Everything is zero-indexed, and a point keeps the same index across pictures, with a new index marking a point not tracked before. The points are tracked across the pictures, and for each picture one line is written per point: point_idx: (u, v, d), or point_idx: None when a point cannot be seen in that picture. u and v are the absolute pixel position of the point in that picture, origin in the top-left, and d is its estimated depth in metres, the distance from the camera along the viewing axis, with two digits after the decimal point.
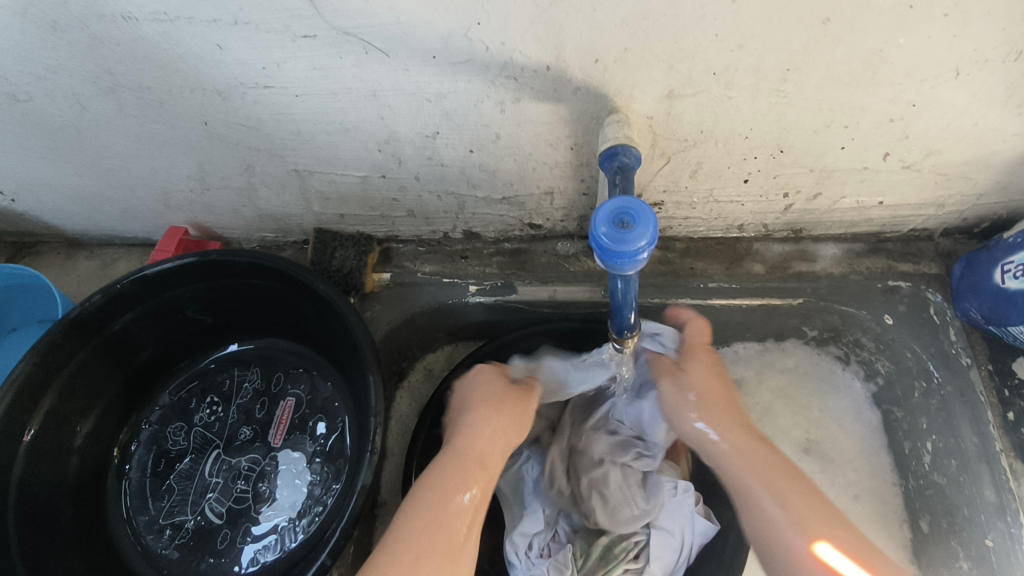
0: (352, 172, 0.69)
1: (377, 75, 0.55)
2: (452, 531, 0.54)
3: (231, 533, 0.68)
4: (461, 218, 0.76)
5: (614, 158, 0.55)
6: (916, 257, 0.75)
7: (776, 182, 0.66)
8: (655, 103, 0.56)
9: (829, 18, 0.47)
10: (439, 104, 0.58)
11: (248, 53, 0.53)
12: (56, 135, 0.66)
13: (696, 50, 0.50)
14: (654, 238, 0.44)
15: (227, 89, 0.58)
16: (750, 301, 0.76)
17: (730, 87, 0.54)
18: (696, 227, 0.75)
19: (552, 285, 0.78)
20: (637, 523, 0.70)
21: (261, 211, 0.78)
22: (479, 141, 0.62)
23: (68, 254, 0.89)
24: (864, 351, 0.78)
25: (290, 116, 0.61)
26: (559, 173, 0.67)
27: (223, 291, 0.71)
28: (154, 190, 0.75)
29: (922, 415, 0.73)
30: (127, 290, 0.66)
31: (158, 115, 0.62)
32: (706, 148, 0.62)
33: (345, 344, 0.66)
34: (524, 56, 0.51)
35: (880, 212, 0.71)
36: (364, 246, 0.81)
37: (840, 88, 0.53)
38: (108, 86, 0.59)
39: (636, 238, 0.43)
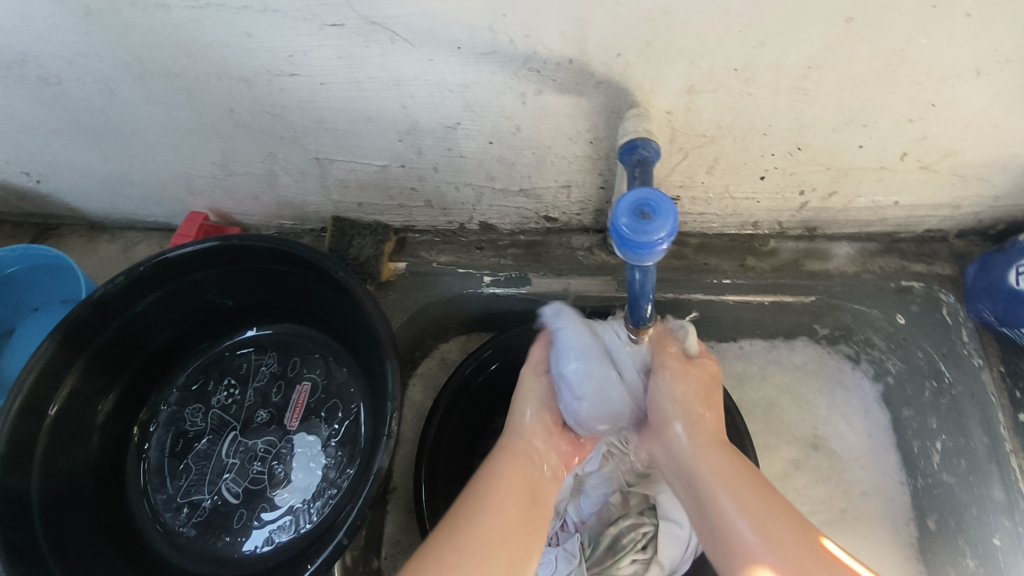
0: (372, 161, 0.70)
1: (402, 65, 0.55)
2: (507, 507, 0.57)
3: (247, 513, 0.69)
4: (478, 209, 0.77)
5: (634, 151, 0.55)
6: (930, 258, 0.75)
7: (792, 180, 0.67)
8: (675, 98, 0.56)
9: (851, 17, 0.47)
10: (461, 95, 0.59)
11: (277, 41, 0.54)
12: (84, 119, 0.67)
13: (718, 47, 0.50)
14: (674, 231, 0.44)
15: (254, 77, 0.59)
16: (762, 298, 0.76)
17: (751, 84, 0.54)
18: (711, 223, 0.76)
19: (566, 278, 0.79)
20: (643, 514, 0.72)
21: (281, 198, 0.79)
22: (499, 133, 0.63)
23: (90, 236, 0.90)
24: (874, 350, 0.79)
25: (314, 105, 0.62)
26: (577, 166, 0.68)
27: (242, 275, 0.72)
28: (178, 175, 0.76)
29: (932, 414, 0.73)
30: (150, 273, 0.68)
31: (185, 101, 0.63)
32: (724, 144, 0.62)
33: (362, 330, 0.68)
34: (548, 49, 0.52)
35: (894, 212, 0.71)
36: (381, 235, 0.82)
37: (860, 86, 0.54)
38: (138, 72, 0.60)
39: (656, 230, 0.44)
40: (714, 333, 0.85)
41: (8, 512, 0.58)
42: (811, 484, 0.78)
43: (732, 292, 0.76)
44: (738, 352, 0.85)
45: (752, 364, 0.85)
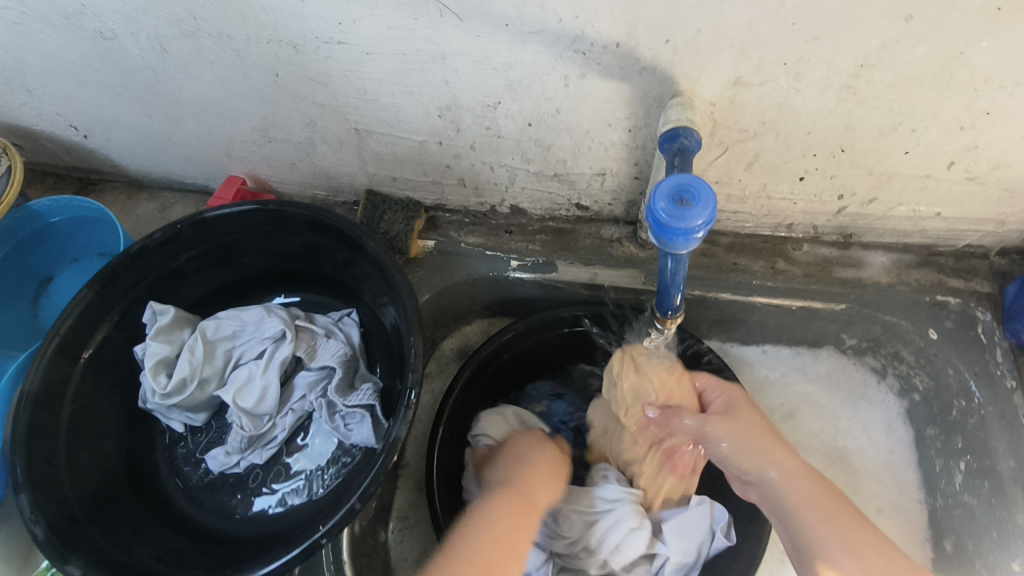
0: (410, 136, 0.70)
1: (448, 38, 0.56)
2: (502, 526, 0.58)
3: (263, 474, 0.70)
4: (511, 192, 0.77)
5: (674, 140, 0.54)
6: (968, 274, 0.73)
7: (832, 183, 0.66)
8: (720, 89, 0.56)
9: (911, 15, 0.46)
10: (505, 73, 0.59)
11: (327, 7, 0.55)
12: (135, 76, 0.69)
13: (770, 37, 0.50)
14: (712, 219, 0.44)
15: (302, 42, 0.59)
16: (790, 304, 0.75)
17: (800, 79, 0.53)
18: (744, 223, 0.75)
19: (592, 267, 0.78)
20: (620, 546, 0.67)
21: (317, 167, 0.80)
22: (539, 115, 0.63)
23: (129, 194, 0.91)
24: (902, 365, 0.77)
25: (358, 75, 0.62)
26: (613, 154, 0.67)
27: (276, 241, 0.73)
28: (219, 139, 0.77)
29: (959, 433, 0.71)
30: (186, 231, 0.69)
31: (232, 64, 0.64)
32: (766, 141, 0.61)
33: (388, 303, 0.69)
34: (596, 31, 0.52)
35: (935, 224, 0.69)
36: (412, 212, 0.82)
37: (914, 88, 0.52)
38: (190, 30, 0.61)
39: (697, 217, 0.43)
40: (738, 334, 0.84)
41: (32, 449, 0.60)
42: None
43: (761, 294, 0.75)
44: (758, 356, 0.85)
45: (772, 369, 0.84)
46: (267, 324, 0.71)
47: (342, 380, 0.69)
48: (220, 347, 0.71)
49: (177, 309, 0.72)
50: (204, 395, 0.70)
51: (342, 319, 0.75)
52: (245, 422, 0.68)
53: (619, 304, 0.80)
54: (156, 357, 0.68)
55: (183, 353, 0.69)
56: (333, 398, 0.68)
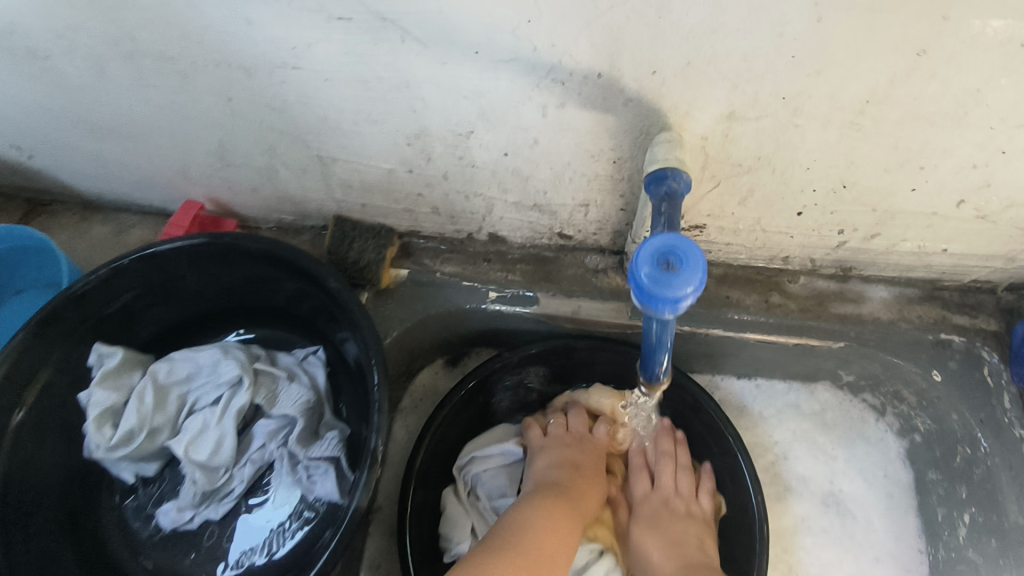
0: (378, 163, 0.65)
1: (413, 65, 0.50)
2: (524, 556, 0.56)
3: (219, 530, 0.65)
4: (488, 221, 0.72)
5: (661, 183, 0.49)
6: (973, 310, 0.69)
7: (832, 219, 0.61)
8: (712, 123, 0.50)
9: (924, 50, 0.41)
10: (476, 102, 0.53)
11: (277, 30, 0.49)
12: (75, 96, 0.63)
13: (767, 71, 0.45)
14: (690, 296, 0.39)
15: (253, 67, 0.54)
16: (788, 339, 0.71)
17: (799, 114, 0.48)
18: (737, 254, 0.70)
19: (576, 300, 0.74)
20: None
21: (280, 192, 0.74)
22: (515, 145, 0.58)
23: (82, 216, 0.84)
24: (903, 404, 0.73)
25: (317, 100, 0.57)
26: (597, 186, 0.62)
27: (233, 276, 0.68)
28: (173, 162, 0.71)
29: (963, 482, 0.67)
30: (134, 266, 0.63)
31: (179, 87, 0.58)
32: (761, 176, 0.56)
33: (350, 339, 0.64)
34: (575, 60, 0.47)
35: (941, 260, 0.65)
36: (384, 239, 0.76)
37: (923, 126, 0.48)
38: (129, 52, 0.55)
39: (676, 291, 0.39)
40: (731, 368, 0.79)
41: None
42: (820, 544, 0.74)
43: (753, 330, 0.71)
44: (750, 391, 0.80)
45: (765, 405, 0.80)
46: (223, 367, 0.66)
47: (304, 431, 0.64)
48: (172, 392, 0.66)
49: (127, 350, 0.67)
50: (154, 445, 0.65)
51: (307, 359, 0.70)
52: (198, 477, 0.63)
53: (603, 339, 0.75)
54: (101, 406, 0.63)
55: (132, 400, 0.64)
56: (294, 449, 0.64)
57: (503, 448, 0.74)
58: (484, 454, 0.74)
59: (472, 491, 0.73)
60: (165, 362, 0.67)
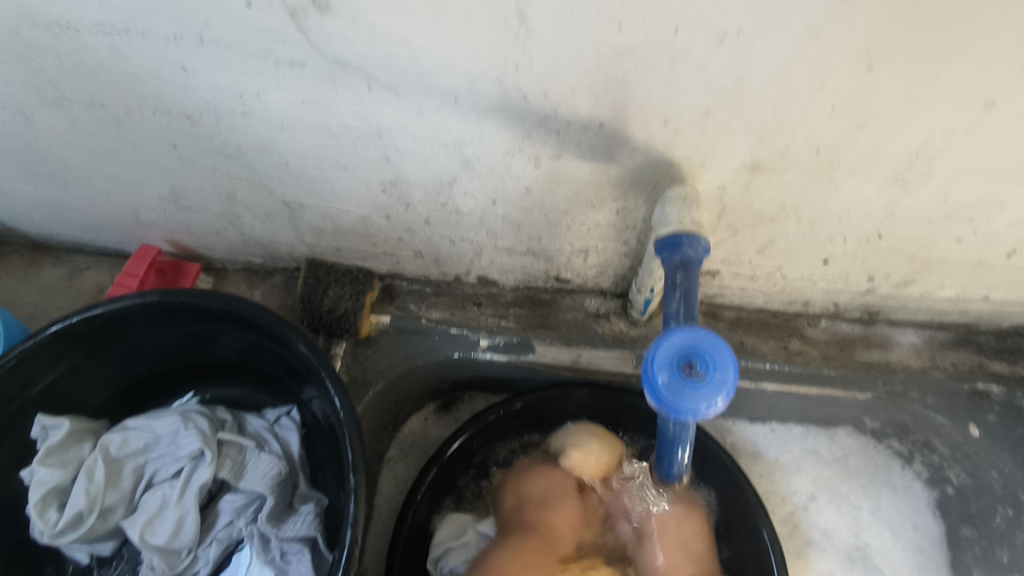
0: (351, 209, 0.58)
1: (383, 114, 0.43)
2: None
3: None
4: (477, 264, 0.65)
5: (676, 250, 0.42)
6: (1012, 356, 0.63)
7: (863, 267, 0.54)
8: (732, 174, 0.43)
9: (994, 101, 0.34)
10: (459, 151, 0.46)
11: (220, 78, 0.42)
12: (1, 142, 0.55)
13: (800, 123, 0.38)
14: (704, 411, 0.33)
15: (196, 114, 0.46)
16: (806, 390, 0.65)
17: (835, 166, 0.41)
18: (753, 298, 0.63)
19: (575, 348, 0.67)
20: None
21: (246, 236, 0.67)
22: (505, 193, 0.51)
23: (31, 258, 0.77)
24: (933, 455, 0.67)
25: (275, 148, 0.50)
26: (598, 233, 0.55)
27: (193, 332, 0.61)
28: (123, 206, 0.64)
29: (1005, 547, 0.64)
30: (77, 330, 0.56)
31: (117, 133, 0.51)
32: (785, 226, 0.50)
33: (314, 393, 0.59)
34: (571, 110, 0.40)
35: (980, 306, 0.58)
36: (362, 283, 0.69)
37: (981, 180, 0.41)
38: (53, 98, 0.47)
39: (691, 400, 0.32)
40: (745, 413, 0.73)
41: None
42: None
43: (770, 380, 0.65)
44: (765, 436, 0.74)
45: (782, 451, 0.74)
46: (183, 438, 0.59)
47: (275, 508, 0.57)
48: (127, 465, 0.59)
49: (76, 418, 0.60)
50: (108, 525, 0.58)
51: (279, 421, 0.63)
52: (156, 563, 0.56)
53: (605, 387, 0.69)
54: (46, 487, 0.56)
55: (80, 478, 0.57)
56: (264, 530, 0.57)
57: (480, 533, 0.65)
58: (460, 542, 0.64)
59: None
60: (117, 431, 0.60)
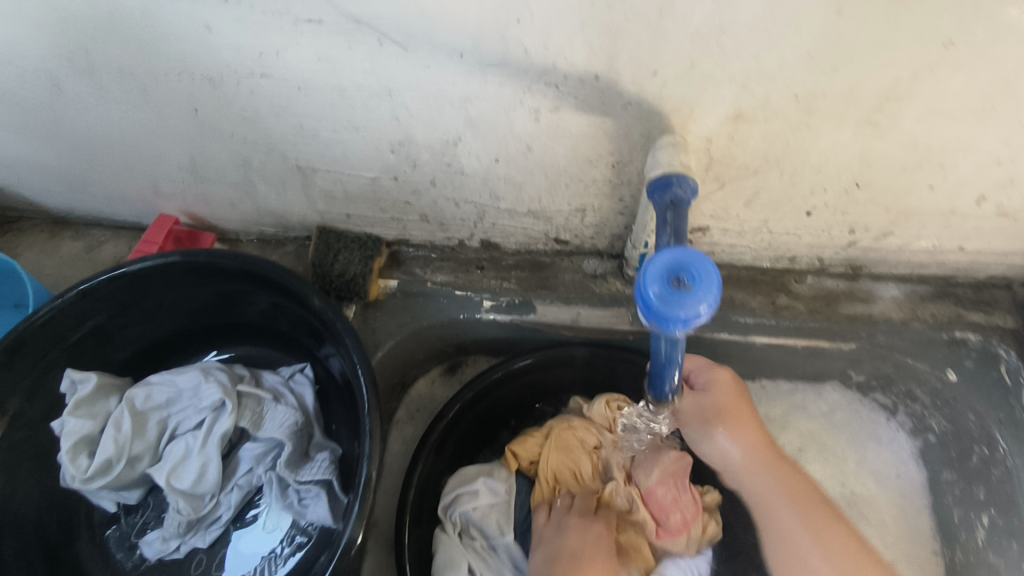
0: (361, 172, 0.61)
1: (393, 71, 0.46)
2: None
3: (207, 559, 0.62)
4: (480, 228, 0.68)
5: (666, 189, 0.46)
6: (988, 306, 0.66)
7: (844, 218, 0.58)
8: (718, 124, 0.47)
9: (952, 41, 0.38)
10: (464, 108, 0.49)
11: (243, 37, 0.45)
12: (29, 112, 0.58)
13: (778, 70, 0.41)
14: (691, 320, 0.36)
15: (218, 76, 0.50)
16: (796, 341, 0.68)
17: (812, 114, 0.45)
18: (742, 256, 0.67)
19: (575, 307, 0.70)
20: None
21: (259, 206, 0.70)
22: (507, 151, 0.54)
23: (52, 233, 0.80)
24: (916, 404, 0.70)
25: (291, 109, 0.53)
26: (595, 191, 0.59)
27: (212, 292, 0.64)
28: (142, 176, 0.67)
29: (981, 484, 0.65)
30: (104, 288, 0.60)
31: (141, 99, 0.54)
32: (769, 178, 0.53)
33: (333, 353, 0.61)
34: (569, 62, 0.43)
35: (956, 257, 0.62)
36: (370, 249, 0.72)
37: (947, 123, 0.44)
38: (83, 64, 0.51)
39: (681, 309, 0.35)
40: (737, 371, 0.76)
41: None
42: None
43: (759, 334, 0.68)
44: (756, 393, 0.78)
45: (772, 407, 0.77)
46: (204, 390, 0.63)
47: (293, 454, 0.61)
48: (152, 418, 0.63)
49: (101, 374, 0.63)
50: (135, 473, 0.62)
51: (294, 377, 0.67)
52: (182, 506, 0.60)
53: (605, 345, 0.72)
54: (75, 436, 0.60)
55: (107, 428, 0.61)
56: (283, 473, 0.60)
57: (485, 483, 0.70)
58: (469, 489, 0.69)
59: (466, 530, 0.69)
60: (141, 386, 0.64)
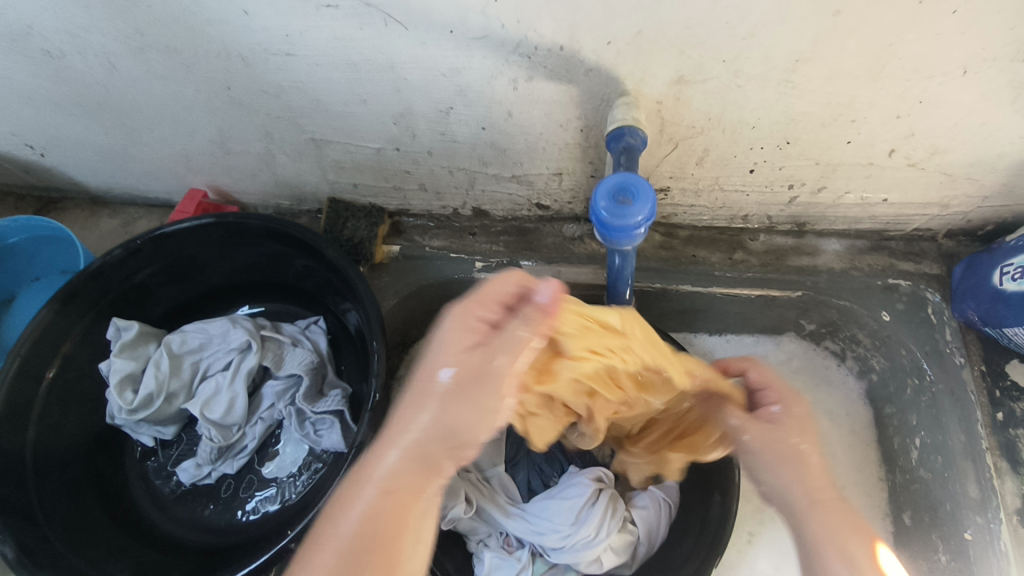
0: (367, 143, 0.71)
1: (396, 47, 0.56)
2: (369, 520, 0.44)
3: (235, 484, 0.71)
4: (472, 195, 0.78)
5: (620, 139, 0.56)
6: (918, 257, 0.75)
7: (782, 174, 0.67)
8: (665, 87, 0.57)
9: (839, 10, 0.47)
10: (454, 79, 0.59)
11: (273, 19, 0.55)
12: (86, 92, 0.68)
13: (707, 36, 0.51)
14: (633, 227, 0.45)
15: (251, 55, 0.60)
16: (749, 291, 0.77)
17: (740, 75, 0.55)
18: (701, 215, 0.76)
19: (556, 266, 0.79)
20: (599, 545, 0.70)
21: (278, 178, 0.80)
22: (491, 118, 0.64)
23: (91, 211, 0.91)
24: (859, 347, 0.79)
25: (309, 84, 0.63)
26: (568, 154, 0.68)
27: (238, 252, 0.73)
28: (176, 152, 0.77)
29: (914, 411, 0.74)
30: (146, 246, 0.69)
31: (184, 77, 0.64)
32: (714, 136, 0.63)
33: (351, 308, 0.69)
34: (538, 35, 0.53)
35: (884, 210, 0.71)
36: (376, 218, 0.82)
37: (849, 81, 0.54)
38: (138, 47, 0.61)
39: (624, 218, 0.45)
40: (702, 324, 0.86)
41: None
42: None
43: (721, 285, 0.77)
44: (721, 345, 0.87)
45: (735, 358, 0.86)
46: (233, 335, 0.72)
47: (310, 388, 0.70)
48: (186, 360, 0.72)
49: (141, 323, 0.72)
50: (171, 408, 0.71)
51: (310, 327, 0.76)
52: (214, 434, 0.69)
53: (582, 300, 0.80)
54: (122, 373, 0.68)
55: (149, 367, 0.70)
56: (301, 405, 0.69)
57: None
58: None
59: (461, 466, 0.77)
60: (177, 332, 0.73)
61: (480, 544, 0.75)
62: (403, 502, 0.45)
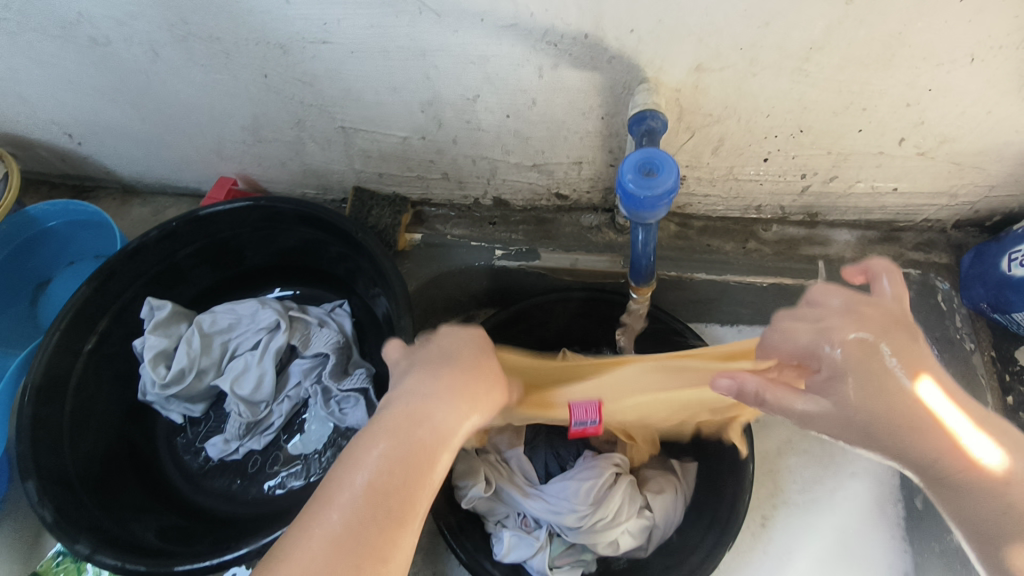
0: (394, 131, 0.74)
1: (428, 35, 0.59)
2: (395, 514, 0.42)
3: (262, 459, 0.73)
4: (493, 184, 0.81)
5: (642, 122, 0.59)
6: (927, 247, 0.78)
7: (795, 163, 0.70)
8: (684, 75, 0.60)
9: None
10: (482, 67, 0.62)
11: (313, 9, 0.58)
12: (127, 79, 0.71)
13: (725, 25, 0.54)
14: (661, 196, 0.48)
15: (289, 43, 0.63)
16: (761, 280, 0.78)
17: (755, 63, 0.57)
18: (715, 206, 0.79)
19: (574, 254, 0.82)
20: (616, 526, 0.72)
21: (306, 166, 0.83)
22: (516, 107, 0.67)
23: (123, 199, 0.95)
24: None
25: (344, 72, 0.66)
26: (588, 143, 0.71)
27: (270, 236, 0.76)
28: (209, 140, 0.80)
29: None
30: (181, 228, 0.71)
31: (223, 65, 0.67)
32: (729, 124, 0.65)
33: (381, 294, 0.71)
34: (565, 23, 0.56)
35: (894, 200, 0.74)
36: (399, 206, 0.85)
37: (859, 69, 0.57)
38: (182, 35, 0.64)
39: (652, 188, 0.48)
40: (715, 315, 0.88)
41: (35, 427, 0.62)
42: (803, 463, 0.81)
43: (734, 274, 0.79)
44: (734, 335, 0.89)
45: None
46: (262, 315, 0.74)
47: (336, 366, 0.72)
48: (217, 339, 0.74)
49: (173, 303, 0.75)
50: (201, 384, 0.73)
51: (335, 310, 0.78)
52: (243, 410, 0.71)
53: (585, 292, 0.78)
54: (155, 349, 0.71)
55: (181, 344, 0.72)
56: (328, 383, 0.71)
57: None
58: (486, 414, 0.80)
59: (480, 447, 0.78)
60: (209, 312, 0.75)
61: (497, 525, 0.75)
62: (418, 467, 0.44)
